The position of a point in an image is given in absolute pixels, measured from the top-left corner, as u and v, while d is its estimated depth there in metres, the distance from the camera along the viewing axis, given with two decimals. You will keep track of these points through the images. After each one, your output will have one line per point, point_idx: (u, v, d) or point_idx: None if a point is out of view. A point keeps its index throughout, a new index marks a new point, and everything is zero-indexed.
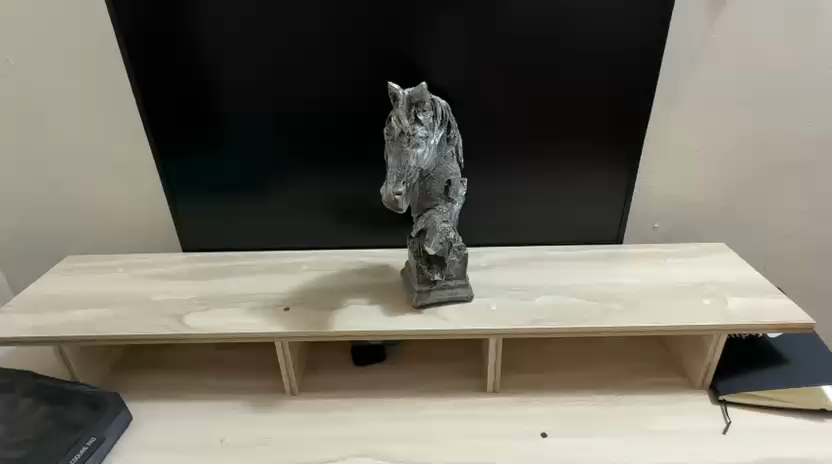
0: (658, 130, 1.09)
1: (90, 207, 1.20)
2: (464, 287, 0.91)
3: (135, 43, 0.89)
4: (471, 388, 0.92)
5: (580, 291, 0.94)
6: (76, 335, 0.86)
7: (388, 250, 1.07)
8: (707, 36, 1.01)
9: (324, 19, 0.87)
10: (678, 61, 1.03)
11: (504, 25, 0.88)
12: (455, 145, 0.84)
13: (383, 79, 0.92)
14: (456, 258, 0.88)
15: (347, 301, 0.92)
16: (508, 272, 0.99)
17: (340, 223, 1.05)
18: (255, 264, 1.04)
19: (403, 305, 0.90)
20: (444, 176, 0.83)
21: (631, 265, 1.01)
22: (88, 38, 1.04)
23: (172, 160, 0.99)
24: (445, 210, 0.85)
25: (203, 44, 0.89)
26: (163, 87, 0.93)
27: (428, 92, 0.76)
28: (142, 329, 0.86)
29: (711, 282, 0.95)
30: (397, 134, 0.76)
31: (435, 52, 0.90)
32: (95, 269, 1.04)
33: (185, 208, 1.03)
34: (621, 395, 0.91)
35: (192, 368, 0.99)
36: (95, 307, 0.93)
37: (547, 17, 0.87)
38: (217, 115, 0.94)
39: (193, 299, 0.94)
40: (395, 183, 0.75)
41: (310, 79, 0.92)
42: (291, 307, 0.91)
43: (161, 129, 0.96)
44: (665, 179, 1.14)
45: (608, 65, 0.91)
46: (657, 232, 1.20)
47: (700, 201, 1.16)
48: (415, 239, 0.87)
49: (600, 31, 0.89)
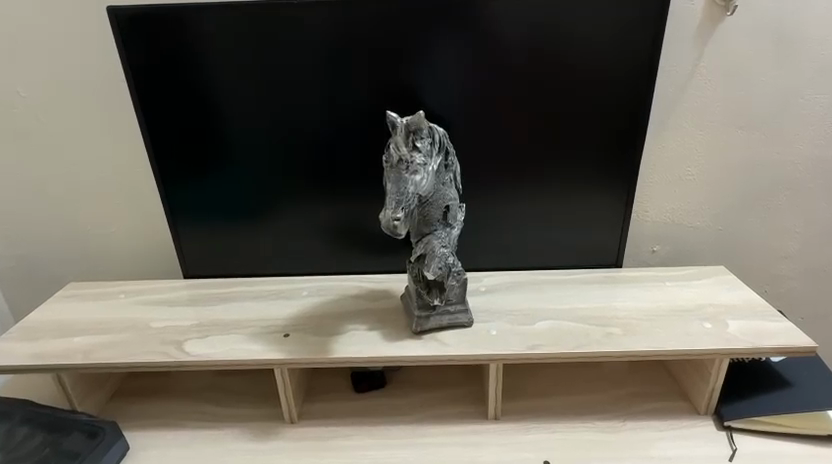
0: (654, 153, 1.10)
1: (93, 233, 1.21)
2: (464, 312, 0.90)
3: (140, 73, 0.92)
4: (472, 415, 0.91)
5: (580, 315, 0.93)
6: (76, 363, 0.86)
7: (388, 275, 1.08)
8: (699, 62, 1.03)
9: (324, 47, 0.90)
10: (672, 87, 1.05)
11: (500, 55, 0.90)
12: (453, 171, 0.85)
13: (382, 105, 0.94)
14: (456, 282, 0.89)
15: (347, 326, 0.92)
16: (508, 297, 0.99)
17: (340, 248, 1.06)
18: (256, 289, 1.04)
19: (403, 330, 0.90)
20: (443, 202, 0.83)
21: (631, 289, 1.01)
22: (94, 69, 1.07)
23: (175, 186, 1.00)
24: (444, 235, 0.85)
25: (205, 73, 0.92)
26: (168, 112, 0.95)
27: (425, 120, 0.77)
28: (141, 357, 0.86)
29: (711, 305, 0.95)
30: (395, 161, 0.77)
31: (431, 79, 0.92)
32: (96, 296, 1.04)
33: (186, 232, 1.04)
34: (624, 422, 0.89)
35: (190, 395, 0.98)
36: (94, 334, 0.92)
37: (540, 47, 0.90)
38: (219, 140, 0.96)
39: (194, 326, 0.94)
40: (394, 208, 0.75)
41: (311, 104, 0.93)
42: (291, 333, 0.91)
43: (164, 154, 0.97)
44: (664, 202, 1.15)
45: (603, 92, 0.93)
46: (656, 255, 1.20)
47: (698, 224, 1.17)
48: (415, 265, 0.87)
49: (593, 58, 0.91)
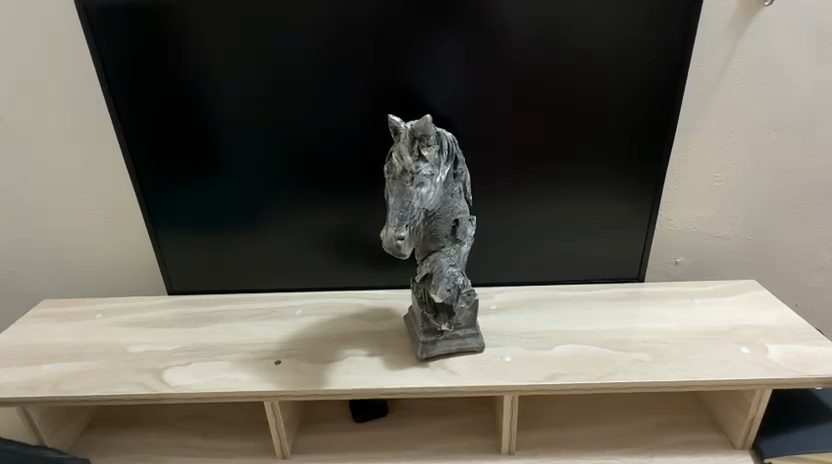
0: (679, 158, 1.01)
1: (70, 245, 1.12)
2: (475, 337, 0.82)
3: (114, 70, 0.83)
4: (484, 449, 0.83)
5: (602, 338, 0.85)
6: (43, 396, 0.77)
7: (389, 291, 0.99)
8: (731, 57, 0.94)
9: (318, 40, 0.80)
10: (701, 85, 0.96)
11: (513, 50, 0.81)
12: (462, 181, 0.76)
13: (383, 106, 0.85)
14: (466, 304, 0.80)
15: (344, 352, 0.83)
16: (522, 316, 0.91)
17: (338, 261, 0.97)
18: (246, 309, 0.96)
19: (406, 357, 0.81)
20: (452, 215, 0.74)
21: (656, 307, 0.93)
22: (66, 68, 0.98)
23: (154, 194, 0.91)
24: (453, 252, 0.76)
25: (186, 69, 0.82)
26: (145, 114, 0.85)
27: (433, 124, 0.68)
28: (116, 389, 0.77)
29: (745, 326, 0.86)
30: (398, 172, 0.68)
31: (438, 78, 0.83)
32: (69, 316, 0.95)
33: (168, 245, 0.95)
34: (652, 458, 0.81)
35: (173, 425, 0.89)
36: (65, 361, 0.84)
37: (558, 43, 0.81)
38: (202, 143, 0.87)
39: (176, 351, 0.85)
40: (397, 226, 0.66)
41: (303, 103, 0.84)
42: (283, 360, 0.82)
43: (141, 159, 0.88)
44: (689, 210, 1.05)
45: (626, 90, 0.84)
46: (680, 267, 1.11)
47: (725, 234, 1.08)
48: (419, 285, 0.78)
49: (618, 52, 0.82)
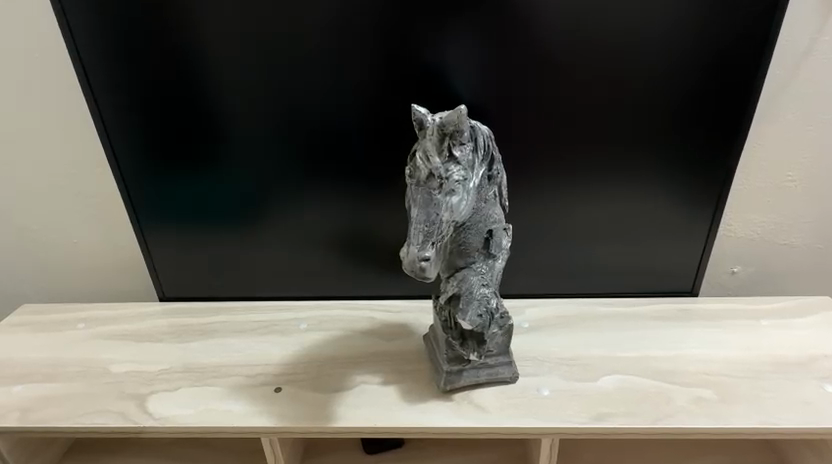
0: (749, 154, 0.87)
1: (52, 243, 1.02)
2: (507, 365, 0.70)
3: (86, 45, 0.70)
4: None
5: (654, 368, 0.72)
6: (10, 426, 0.67)
7: (404, 302, 0.87)
8: (821, 35, 0.79)
9: (327, 12, 0.66)
10: (781, 69, 0.81)
11: (562, 25, 0.67)
12: (497, 184, 0.63)
13: (402, 91, 0.71)
14: (498, 329, 0.67)
15: (354, 379, 0.72)
16: (558, 338, 0.78)
17: (347, 268, 0.85)
18: (244, 320, 0.84)
19: (426, 387, 0.70)
20: (485, 225, 0.62)
21: (715, 329, 0.80)
22: (38, 43, 0.85)
23: (139, 190, 0.79)
24: (484, 269, 0.64)
25: (170, 44, 0.69)
26: (124, 97, 0.73)
27: (467, 117, 0.55)
28: (92, 420, 0.67)
29: (824, 355, 0.74)
30: (423, 176, 0.55)
31: (470, 59, 0.69)
32: (48, 326, 0.85)
33: (156, 247, 0.84)
34: None
35: (161, 452, 0.79)
36: (39, 382, 0.74)
37: (619, 16, 0.66)
38: (190, 131, 0.74)
39: (163, 373, 0.75)
40: (421, 244, 0.55)
41: (308, 86, 0.71)
42: (284, 387, 0.71)
43: (121, 149, 0.76)
44: (753, 214, 0.91)
45: (697, 74, 0.69)
46: (736, 278, 0.97)
47: (793, 240, 0.93)
48: (443, 307, 0.66)
49: (691, 26, 0.67)
